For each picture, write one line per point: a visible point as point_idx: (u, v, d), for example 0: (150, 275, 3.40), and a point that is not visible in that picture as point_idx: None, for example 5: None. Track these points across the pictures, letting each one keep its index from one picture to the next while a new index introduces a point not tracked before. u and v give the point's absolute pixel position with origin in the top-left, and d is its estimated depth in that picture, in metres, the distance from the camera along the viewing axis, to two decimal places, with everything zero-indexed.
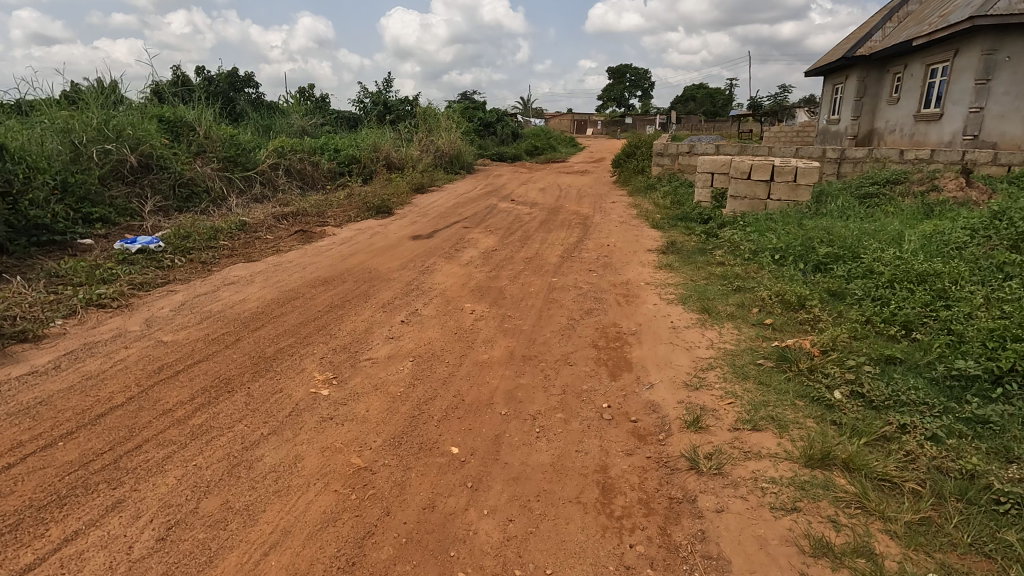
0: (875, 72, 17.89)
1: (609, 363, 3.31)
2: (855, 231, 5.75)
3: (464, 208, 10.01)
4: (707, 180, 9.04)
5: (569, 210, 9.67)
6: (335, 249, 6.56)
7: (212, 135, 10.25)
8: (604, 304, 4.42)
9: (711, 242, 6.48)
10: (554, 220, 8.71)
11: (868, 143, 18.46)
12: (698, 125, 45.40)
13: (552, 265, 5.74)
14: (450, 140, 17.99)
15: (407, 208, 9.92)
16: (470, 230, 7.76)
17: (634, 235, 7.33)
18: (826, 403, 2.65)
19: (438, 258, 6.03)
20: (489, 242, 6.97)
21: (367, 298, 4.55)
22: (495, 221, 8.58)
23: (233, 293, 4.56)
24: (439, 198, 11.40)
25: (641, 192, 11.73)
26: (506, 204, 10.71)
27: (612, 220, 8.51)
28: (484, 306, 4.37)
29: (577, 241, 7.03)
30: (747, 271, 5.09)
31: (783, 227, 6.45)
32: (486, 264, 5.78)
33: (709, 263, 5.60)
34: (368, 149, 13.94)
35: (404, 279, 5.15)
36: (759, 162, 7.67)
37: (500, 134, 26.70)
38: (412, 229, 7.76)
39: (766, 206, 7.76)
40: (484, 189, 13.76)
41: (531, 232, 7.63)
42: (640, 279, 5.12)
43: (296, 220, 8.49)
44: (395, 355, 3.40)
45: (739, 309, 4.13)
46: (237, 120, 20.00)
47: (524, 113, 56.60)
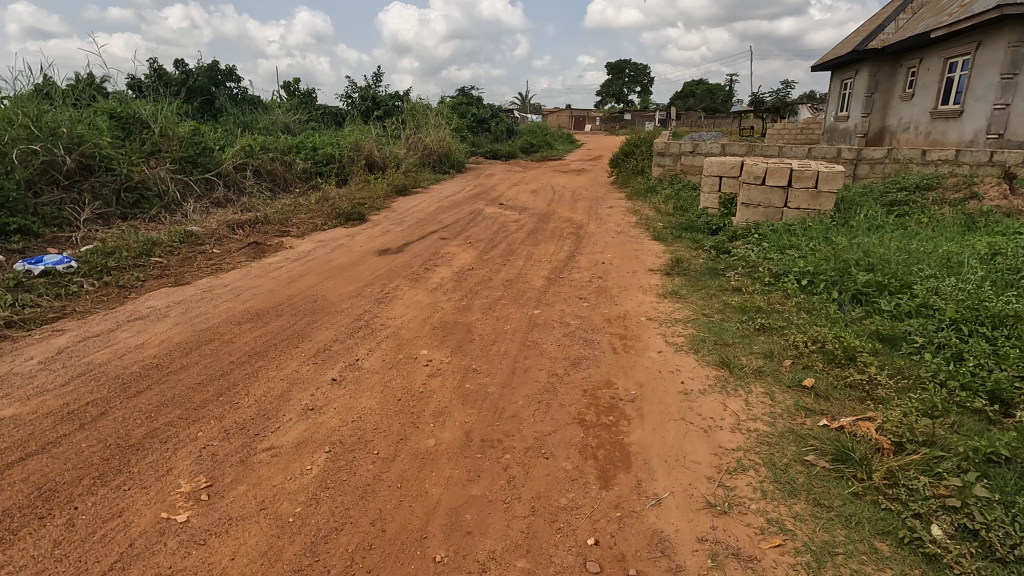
0: (887, 66, 16.99)
1: (599, 454, 2.42)
2: (896, 249, 4.87)
3: (446, 214, 9.12)
4: (714, 184, 8.16)
5: (562, 217, 8.77)
6: (286, 267, 5.66)
7: (169, 133, 9.31)
8: (596, 350, 3.51)
9: (723, 259, 5.58)
10: (543, 229, 7.82)
11: (879, 141, 17.59)
12: (698, 122, 44.46)
13: (534, 290, 4.84)
14: (439, 138, 17.05)
15: (384, 213, 9.05)
16: (447, 242, 6.86)
17: (632, 248, 6.43)
18: (925, 552, 1.76)
19: (402, 279, 5.14)
20: (466, 258, 6.08)
21: (299, 341, 3.63)
22: (478, 230, 7.68)
23: (131, 336, 3.65)
24: (421, 201, 10.50)
25: (641, 195, 10.83)
26: (494, 208, 9.82)
27: (607, 230, 7.61)
28: (443, 354, 3.47)
29: (566, 256, 6.14)
30: (772, 303, 4.20)
31: (806, 242, 5.56)
32: (458, 289, 4.88)
33: (723, 289, 4.70)
34: (347, 147, 13.02)
35: (354, 312, 4.24)
36: (775, 166, 6.78)
37: (494, 131, 25.73)
38: (382, 241, 6.87)
39: (782, 215, 6.87)
40: (472, 190, 12.87)
41: (516, 245, 6.74)
42: (640, 311, 4.21)
43: (255, 228, 7.61)
44: (306, 442, 2.48)
45: (768, 362, 3.23)
46: (217, 117, 19.06)
47: (521, 109, 55.67)
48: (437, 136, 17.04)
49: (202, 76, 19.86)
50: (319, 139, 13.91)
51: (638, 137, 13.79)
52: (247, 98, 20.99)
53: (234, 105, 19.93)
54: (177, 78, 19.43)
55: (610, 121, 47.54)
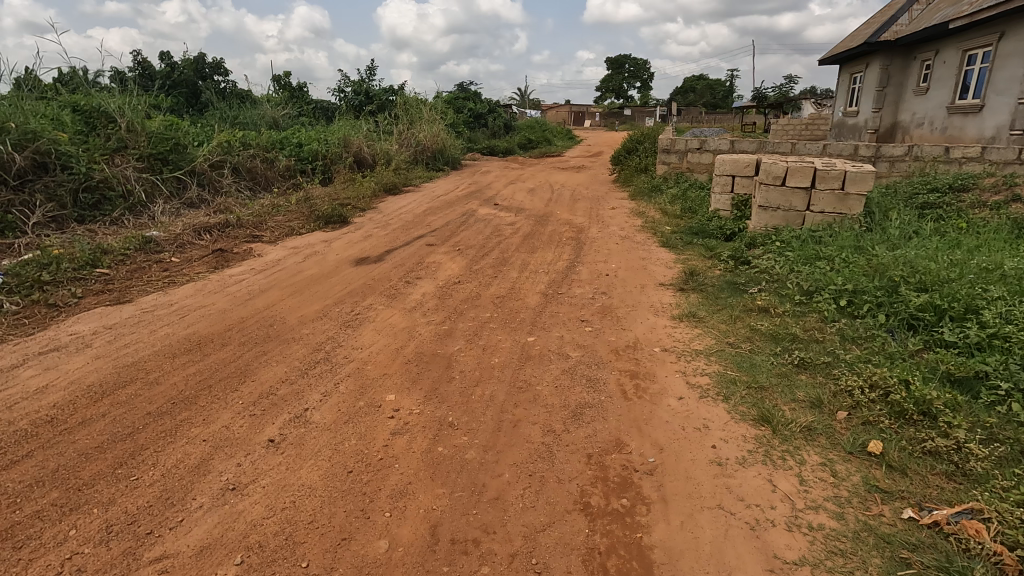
0: (900, 59, 16.32)
1: (609, 566, 1.78)
2: (945, 262, 4.23)
3: (436, 215, 8.48)
4: (727, 184, 7.51)
5: (560, 219, 8.13)
6: (249, 280, 4.99)
7: (137, 128, 8.63)
8: (602, 396, 2.86)
9: (744, 271, 4.94)
10: (541, 233, 7.17)
11: (890, 137, 16.97)
12: (699, 118, 43.74)
13: (528, 310, 4.20)
14: (433, 133, 16.35)
15: (369, 215, 8.40)
16: (433, 249, 6.20)
17: (640, 257, 5.78)
18: None
19: (378, 296, 4.49)
20: (453, 268, 5.42)
21: (240, 383, 2.97)
22: (469, 235, 7.03)
23: (34, 376, 2.99)
24: (411, 201, 9.85)
25: (644, 194, 10.17)
26: (488, 210, 9.16)
27: (611, 235, 6.96)
28: (414, 399, 2.82)
29: (566, 267, 5.48)
30: (809, 329, 3.56)
31: (838, 252, 4.91)
32: (440, 308, 4.24)
33: (748, 309, 4.06)
34: (335, 144, 12.35)
35: (315, 340, 3.57)
36: (797, 165, 6.13)
37: (491, 127, 25.01)
38: (361, 248, 6.20)
39: (803, 220, 6.23)
40: (466, 189, 12.21)
41: (510, 253, 6.09)
42: (652, 339, 3.56)
43: (224, 232, 6.95)
44: (210, 547, 1.83)
45: (819, 415, 2.59)
46: (203, 111, 18.36)
47: (520, 104, 54.99)
48: (431, 131, 16.36)
49: (187, 70, 19.15)
50: (306, 134, 13.22)
51: (640, 133, 13.11)
52: (235, 92, 20.28)
53: (220, 100, 19.22)
54: (161, 71, 18.71)
55: (609, 116, 46.80)
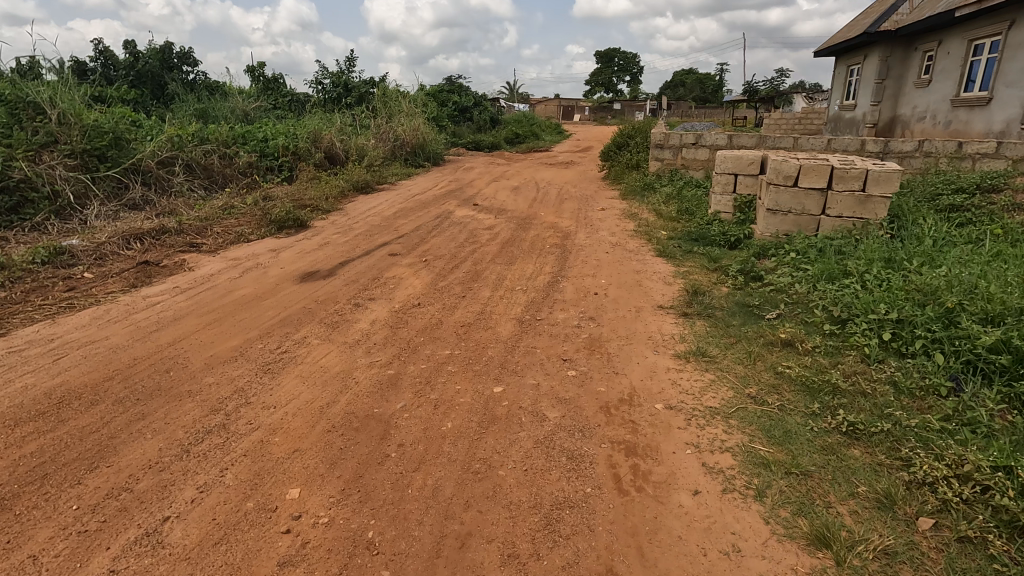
0: (900, 50, 15.67)
1: None
2: (1004, 282, 3.50)
3: (407, 218, 7.68)
4: (729, 183, 6.75)
5: (544, 222, 7.35)
6: (165, 302, 4.16)
7: (70, 120, 7.70)
8: (587, 489, 2.08)
9: (757, 291, 4.19)
10: (522, 240, 6.38)
11: (888, 132, 16.37)
12: (689, 112, 43.06)
13: (498, 344, 3.39)
14: (412, 127, 15.45)
15: (332, 218, 7.56)
16: (397, 260, 5.38)
17: (634, 270, 4.99)
18: None
19: (316, 325, 3.68)
20: (415, 286, 4.61)
21: (88, 472, 2.15)
22: (440, 242, 6.21)
23: None
24: (382, 202, 9.00)
25: (637, 194, 9.39)
26: (466, 211, 8.33)
27: (601, 242, 6.16)
28: (326, 499, 2.02)
29: (548, 283, 4.69)
30: (851, 377, 2.80)
31: (868, 267, 4.16)
32: (391, 342, 3.43)
33: (769, 344, 3.30)
34: (303, 139, 11.46)
35: (216, 396, 2.74)
36: (812, 163, 5.38)
37: (476, 121, 24.10)
38: (312, 260, 5.37)
39: (817, 225, 5.49)
40: (446, 187, 11.40)
41: (484, 264, 5.30)
42: (652, 391, 2.78)
43: (159, 239, 6.08)
44: None
45: (894, 527, 1.83)
46: (170, 103, 17.35)
47: (508, 98, 54.19)
48: (410, 125, 15.46)
49: (153, 60, 18.09)
50: (273, 128, 12.28)
51: (632, 127, 12.32)
52: (205, 84, 19.24)
53: (189, 93, 18.20)
54: (124, 62, 17.64)
55: (599, 111, 45.98)
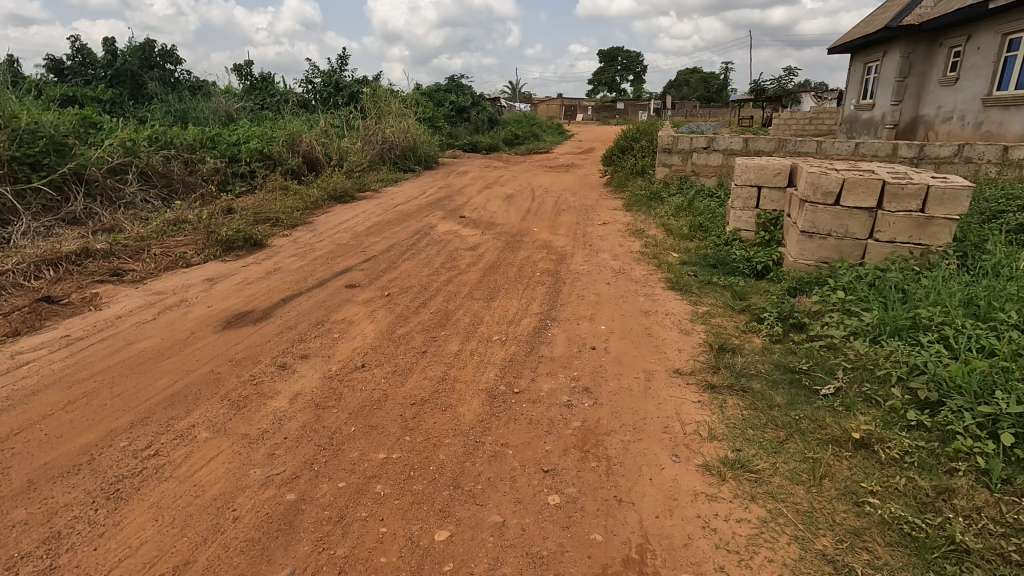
0: (923, 46, 14.67)
1: None
2: None
3: (382, 234, 6.75)
4: (751, 197, 5.80)
5: (536, 241, 6.41)
6: (37, 361, 3.24)
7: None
8: None
9: (803, 348, 3.23)
10: (508, 265, 5.44)
11: (909, 134, 15.36)
12: (694, 112, 42.06)
13: (455, 442, 2.45)
14: (402, 129, 14.54)
15: (295, 236, 6.65)
16: (352, 295, 4.45)
17: (641, 311, 4.04)
18: None
19: (218, 403, 2.75)
20: (366, 334, 3.67)
21: None
22: (411, 268, 5.28)
23: None
24: (358, 214, 8.09)
25: (641, 204, 8.45)
26: (450, 225, 7.41)
27: (601, 268, 5.22)
28: None
29: (534, 330, 3.75)
30: (978, 521, 1.85)
31: (949, 318, 3.20)
32: (309, 436, 2.49)
33: (836, 444, 2.35)
34: (279, 143, 10.57)
35: (5, 558, 1.80)
36: (858, 177, 4.42)
37: (473, 121, 23.16)
38: (249, 295, 4.44)
39: (863, 252, 4.53)
40: (434, 195, 10.49)
41: (459, 299, 4.37)
42: (673, 550, 1.84)
43: (80, 264, 5.18)
44: None
45: None
46: (150, 104, 16.50)
47: (509, 98, 53.35)
48: (400, 126, 14.53)
49: (131, 58, 17.25)
50: (249, 130, 11.39)
51: (636, 130, 11.38)
52: (188, 84, 18.40)
53: (169, 92, 17.36)
54: (101, 60, 16.81)
55: (601, 111, 44.98)
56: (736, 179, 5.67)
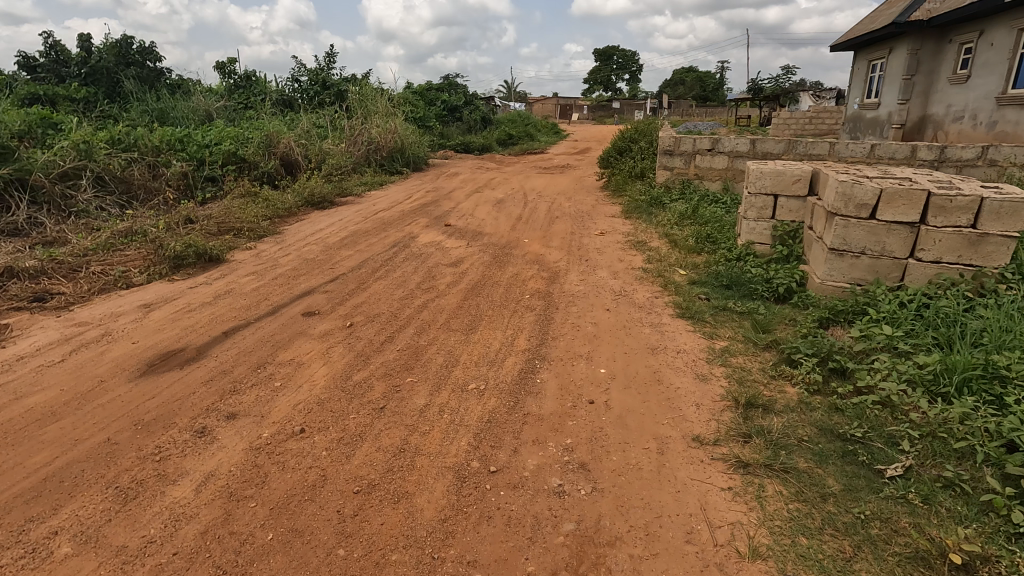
0: (932, 42, 14.11)
1: None
2: None
3: (356, 247, 6.12)
4: (767, 207, 5.18)
5: (527, 254, 5.79)
6: None
7: None
8: None
9: (851, 404, 2.61)
10: (494, 285, 4.80)
11: (916, 134, 14.81)
12: (690, 111, 41.46)
13: (405, 561, 1.81)
14: (389, 129, 13.88)
15: (259, 249, 6.00)
16: (308, 326, 3.80)
17: (646, 347, 3.41)
18: None
19: (99, 494, 2.10)
20: (315, 381, 3.01)
21: None
22: (383, 289, 4.64)
23: None
24: (334, 223, 7.45)
25: (641, 211, 7.83)
26: (433, 235, 6.78)
27: (598, 288, 4.59)
28: None
29: (519, 375, 3.11)
30: None
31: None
32: (209, 549, 1.85)
33: (924, 567, 1.72)
34: (255, 146, 9.95)
35: None
36: (898, 187, 3.80)
37: (465, 120, 22.48)
38: (186, 326, 3.78)
39: (902, 273, 3.92)
40: (420, 200, 9.86)
41: (433, 331, 3.74)
42: None
43: (1, 286, 4.51)
44: None
45: None
46: (126, 103, 15.79)
47: (503, 97, 52.66)
48: (387, 126, 13.88)
49: (107, 55, 16.54)
50: (224, 130, 10.72)
51: (634, 130, 10.74)
52: (169, 82, 17.68)
53: (148, 90, 16.64)
54: (74, 57, 16.14)
55: (597, 110, 44.37)
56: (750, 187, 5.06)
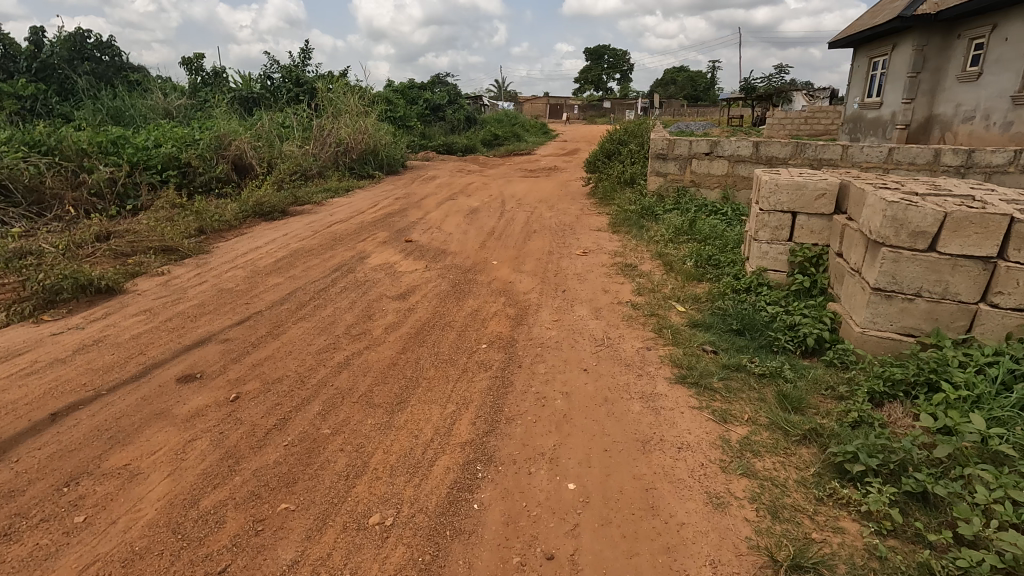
0: (939, 38, 13.29)
1: None
2: None
3: (290, 271, 5.14)
4: (782, 226, 4.24)
5: (493, 282, 4.85)
6: None
7: None
8: None
9: (957, 569, 1.67)
10: (444, 328, 3.82)
11: (921, 135, 13.99)
12: (682, 111, 40.69)
13: None
14: (361, 130, 12.86)
15: (170, 275, 5.00)
16: (178, 400, 2.79)
17: (636, 439, 2.44)
18: None
19: None
20: (139, 512, 2.01)
21: None
22: (302, 334, 3.65)
23: None
24: (276, 240, 6.47)
25: (631, 223, 6.92)
26: (388, 255, 5.81)
27: (575, 334, 3.62)
28: None
29: (449, 494, 2.12)
30: None
31: None
32: None
33: None
34: (201, 151, 8.98)
35: None
36: (968, 210, 2.87)
37: (448, 120, 21.46)
38: (8, 399, 2.79)
39: (970, 322, 2.99)
40: (386, 208, 8.88)
41: (348, 406, 2.77)
42: None
43: None
44: None
45: None
46: (79, 101, 14.66)
47: (493, 97, 51.74)
48: (358, 126, 12.87)
49: (59, 49, 15.17)
50: (171, 131, 9.72)
51: (623, 130, 9.79)
52: (128, 80, 16.44)
53: (103, 88, 15.42)
54: (23, 50, 14.59)
55: (588, 110, 43.46)
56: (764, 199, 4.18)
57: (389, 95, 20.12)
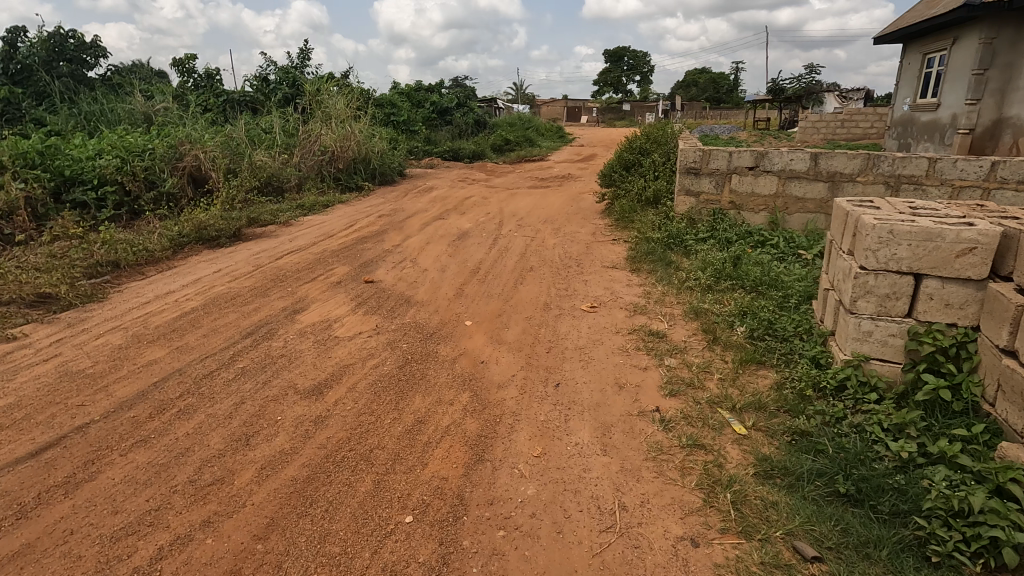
0: (1013, 28, 11.27)
1: None
2: None
3: (184, 336, 3.77)
4: (898, 294, 2.73)
5: (458, 359, 3.43)
6: None
7: None
8: None
9: None
10: (356, 467, 2.37)
11: (988, 141, 11.96)
12: (705, 114, 38.77)
13: None
14: (350, 136, 11.53)
15: (18, 342, 3.68)
16: None
17: None
18: None
19: None
20: None
21: None
22: (117, 482, 2.24)
23: None
24: (200, 280, 5.14)
25: (654, 256, 5.45)
26: (332, 306, 4.44)
27: (565, 494, 2.16)
28: None
29: None
30: None
31: None
32: None
33: None
34: (149, 163, 7.76)
35: None
36: None
37: (456, 124, 20.09)
38: None
39: None
40: (362, 230, 7.54)
41: None
42: None
43: None
44: None
45: None
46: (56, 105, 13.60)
47: (509, 100, 50.57)
48: (348, 132, 11.59)
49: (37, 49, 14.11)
50: (125, 138, 8.51)
51: (645, 137, 8.27)
52: (116, 86, 14.83)
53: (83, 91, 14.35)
54: None
55: (607, 112, 41.73)
56: (872, 250, 2.71)
57: (393, 98, 18.86)
